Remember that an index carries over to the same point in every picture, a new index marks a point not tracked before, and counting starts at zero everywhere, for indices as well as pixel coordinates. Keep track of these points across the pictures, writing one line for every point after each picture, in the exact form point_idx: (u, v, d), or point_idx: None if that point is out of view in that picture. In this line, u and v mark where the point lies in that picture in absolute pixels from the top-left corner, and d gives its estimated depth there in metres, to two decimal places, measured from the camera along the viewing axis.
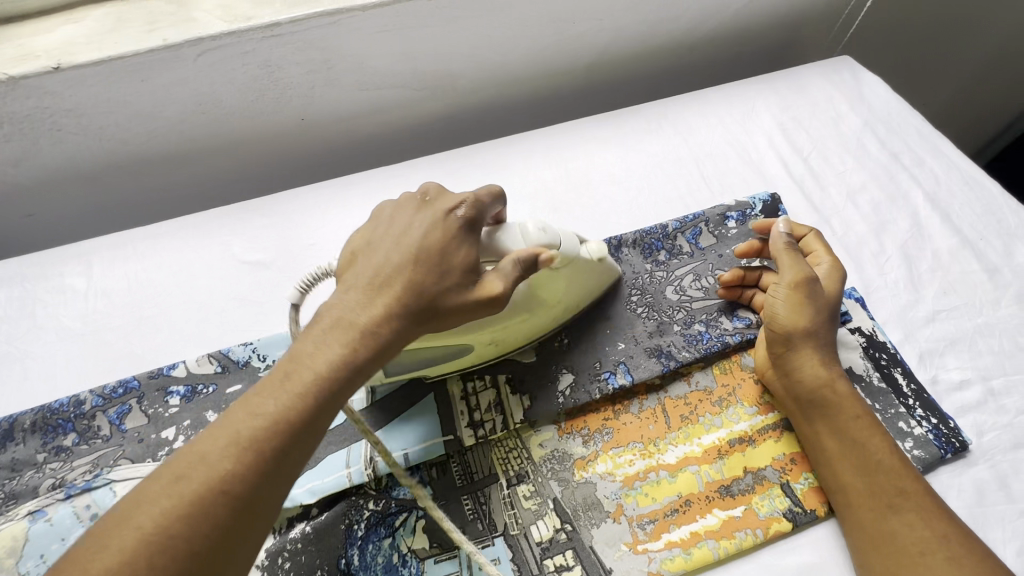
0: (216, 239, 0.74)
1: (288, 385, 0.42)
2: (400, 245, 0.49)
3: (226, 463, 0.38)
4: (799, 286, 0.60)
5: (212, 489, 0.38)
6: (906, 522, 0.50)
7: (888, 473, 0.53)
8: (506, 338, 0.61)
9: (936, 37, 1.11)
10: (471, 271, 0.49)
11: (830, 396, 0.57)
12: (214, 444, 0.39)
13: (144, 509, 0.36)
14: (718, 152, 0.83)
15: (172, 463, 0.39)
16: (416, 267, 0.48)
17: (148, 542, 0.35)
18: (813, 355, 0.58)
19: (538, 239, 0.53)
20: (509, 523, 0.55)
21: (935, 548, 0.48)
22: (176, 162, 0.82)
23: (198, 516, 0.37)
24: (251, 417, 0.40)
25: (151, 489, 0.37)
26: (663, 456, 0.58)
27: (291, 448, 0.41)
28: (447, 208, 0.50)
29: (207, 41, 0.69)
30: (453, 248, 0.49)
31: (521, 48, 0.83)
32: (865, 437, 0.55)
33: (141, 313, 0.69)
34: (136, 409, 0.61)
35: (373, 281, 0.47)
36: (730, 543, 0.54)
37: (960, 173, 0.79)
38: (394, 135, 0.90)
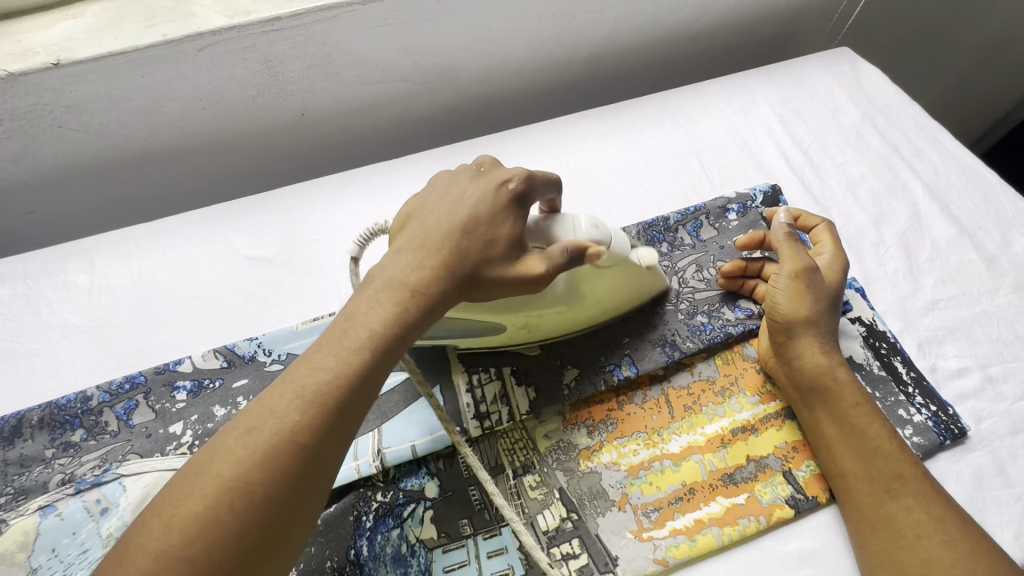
0: (219, 234, 0.74)
1: (348, 339, 0.43)
2: (453, 212, 0.51)
3: (293, 413, 0.40)
4: (799, 275, 0.61)
5: (284, 438, 0.39)
6: (903, 505, 0.51)
7: (886, 458, 0.54)
8: (540, 325, 0.61)
9: (934, 27, 1.12)
10: (517, 245, 0.50)
11: (831, 384, 0.57)
12: (281, 397, 0.41)
13: (222, 459, 0.38)
14: (718, 144, 0.83)
15: (243, 416, 0.40)
16: (463, 236, 0.49)
17: (230, 488, 0.37)
18: (814, 343, 0.59)
19: (589, 235, 0.53)
20: (516, 512, 0.56)
21: (931, 530, 0.49)
22: (177, 158, 0.82)
23: (274, 462, 0.38)
24: (315, 371, 0.42)
25: (226, 440, 0.39)
26: (667, 445, 0.59)
27: (353, 403, 0.42)
28: (498, 181, 0.52)
29: (207, 36, 0.68)
30: (499, 220, 0.51)
31: (521, 41, 0.83)
32: (864, 422, 0.55)
33: (146, 309, 0.69)
34: (143, 404, 0.61)
35: (426, 243, 0.49)
36: (734, 530, 0.55)
37: (958, 163, 0.80)
38: (395, 129, 0.90)
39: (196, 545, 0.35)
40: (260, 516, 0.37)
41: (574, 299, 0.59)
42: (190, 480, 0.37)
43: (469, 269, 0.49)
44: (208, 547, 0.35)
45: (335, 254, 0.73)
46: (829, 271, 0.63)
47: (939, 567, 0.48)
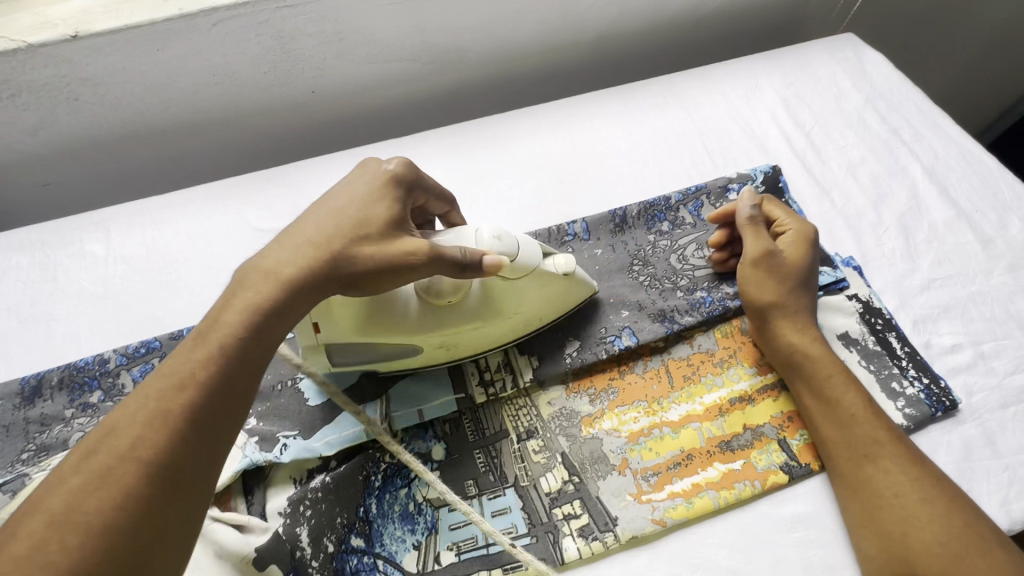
0: (231, 207, 0.76)
1: (199, 345, 0.43)
2: (329, 206, 0.51)
3: (138, 429, 0.38)
4: (758, 262, 0.64)
5: (124, 457, 0.37)
6: (880, 469, 0.54)
7: (861, 424, 0.56)
8: (460, 343, 0.60)
9: (938, 16, 1.12)
10: (391, 230, 0.51)
11: (806, 359, 0.60)
12: (125, 416, 0.38)
13: (53, 493, 0.35)
14: (722, 127, 0.84)
15: (80, 444, 0.38)
16: (336, 223, 0.50)
17: (56, 523, 0.34)
18: (790, 324, 0.61)
19: (491, 246, 0.54)
20: (520, 475, 0.58)
21: (909, 491, 0.52)
22: (189, 133, 0.84)
23: (111, 487, 0.36)
24: (163, 381, 0.40)
25: (62, 472, 0.36)
26: (666, 413, 0.61)
27: (210, 407, 0.40)
28: (372, 172, 0.54)
29: (221, 10, 0.69)
30: (373, 203, 0.51)
31: (529, 22, 0.84)
32: (837, 393, 0.58)
33: (160, 278, 0.71)
34: (159, 367, 0.63)
35: (294, 242, 0.49)
36: (730, 493, 0.56)
37: (957, 148, 0.81)
38: (403, 109, 0.91)
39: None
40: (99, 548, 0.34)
41: (489, 314, 0.58)
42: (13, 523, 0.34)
43: (340, 256, 0.49)
44: None
45: None
46: (793, 251, 0.65)
47: (916, 524, 0.50)
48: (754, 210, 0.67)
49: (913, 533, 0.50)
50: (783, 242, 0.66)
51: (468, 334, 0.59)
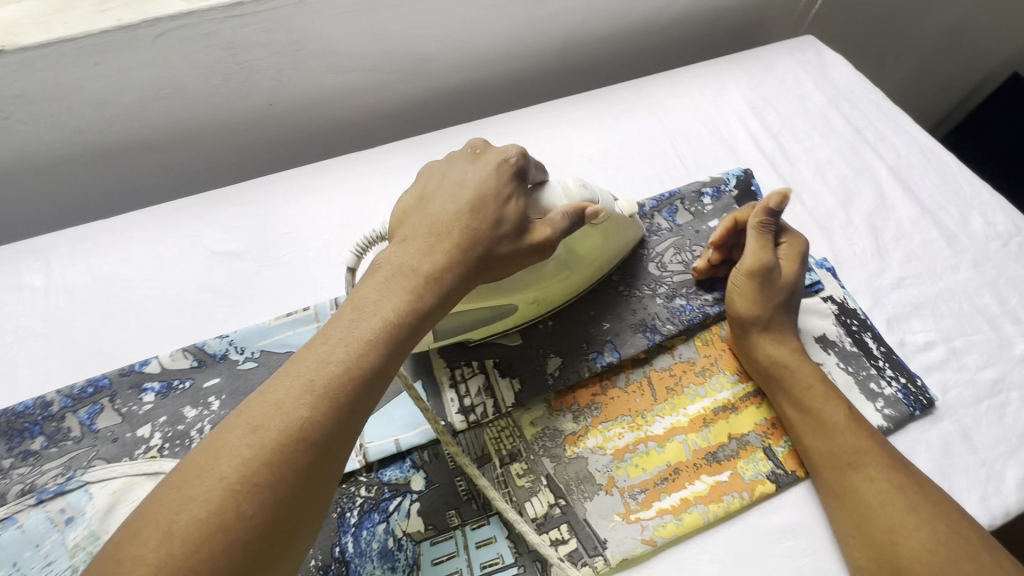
0: (186, 230, 0.71)
1: (353, 334, 0.45)
2: (458, 195, 0.54)
3: (302, 410, 0.40)
4: (755, 273, 0.63)
5: (293, 434, 0.40)
6: (866, 477, 0.53)
7: (843, 434, 0.56)
8: (548, 297, 0.63)
9: (888, 31, 1.23)
10: (524, 221, 0.54)
11: (788, 372, 0.59)
12: (288, 392, 0.41)
13: (226, 456, 0.38)
14: (692, 131, 0.84)
15: (247, 410, 0.41)
16: (472, 216, 0.52)
17: (236, 489, 0.37)
18: (772, 336, 0.61)
19: (580, 194, 0.57)
20: (503, 501, 0.56)
21: (895, 498, 0.52)
22: (139, 152, 0.79)
23: (280, 461, 0.39)
24: (321, 367, 0.43)
25: (231, 437, 0.39)
26: (651, 427, 0.60)
27: (361, 399, 0.43)
28: (499, 165, 0.55)
29: (165, 21, 0.65)
30: (504, 198, 0.54)
31: (494, 29, 0.83)
32: (818, 397, 0.58)
33: (107, 309, 0.66)
34: (109, 407, 0.58)
35: (437, 228, 0.52)
36: (719, 507, 0.55)
37: (919, 147, 0.83)
38: (367, 120, 0.88)
39: (198, 555, 0.34)
40: (268, 519, 0.37)
41: (574, 262, 0.62)
42: (186, 484, 0.37)
43: (483, 249, 0.52)
44: (213, 548, 0.35)
45: (309, 248, 0.71)
46: (786, 265, 0.64)
47: (903, 531, 0.51)
48: (768, 219, 0.64)
49: (903, 540, 0.50)
50: (778, 256, 0.65)
51: (558, 284, 0.62)
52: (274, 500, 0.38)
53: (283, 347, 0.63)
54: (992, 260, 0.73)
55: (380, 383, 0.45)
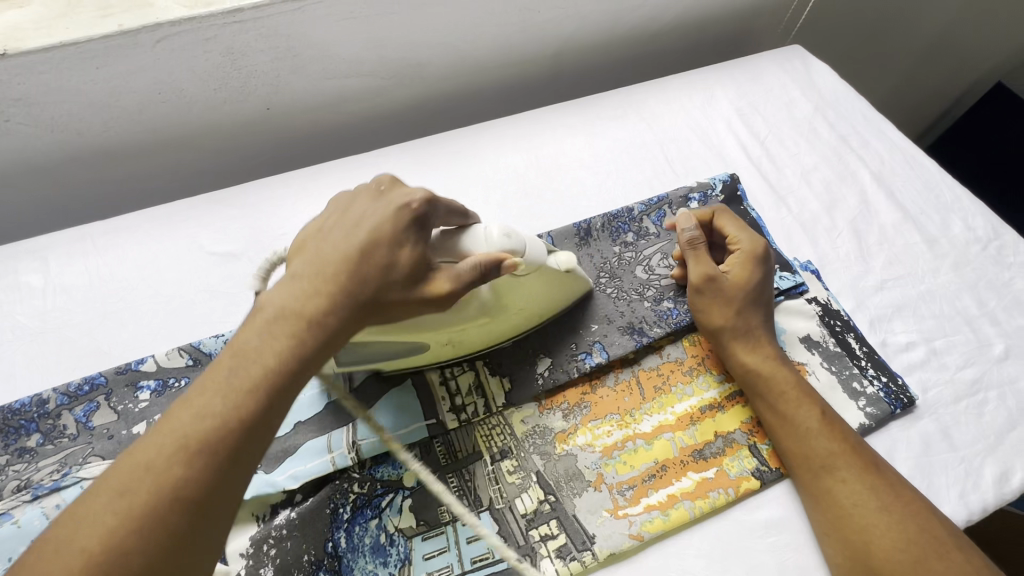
0: (183, 231, 0.72)
1: (234, 382, 0.42)
2: (351, 236, 0.49)
3: (175, 469, 0.39)
4: (703, 287, 0.64)
5: (164, 496, 0.38)
6: (840, 480, 0.54)
7: (817, 439, 0.57)
8: (464, 341, 0.60)
9: (875, 41, 1.26)
10: (418, 270, 0.49)
11: (761, 380, 0.60)
12: (158, 451, 0.40)
13: (90, 524, 0.37)
14: (681, 137, 0.86)
15: (115, 473, 0.39)
16: (359, 266, 0.47)
17: (97, 559, 0.36)
18: (743, 344, 0.62)
19: (501, 245, 0.52)
20: (494, 497, 0.57)
21: (868, 500, 0.53)
22: (136, 154, 0.80)
23: (147, 525, 0.37)
24: (197, 420, 0.41)
25: (97, 502, 0.38)
26: (639, 425, 0.61)
27: (242, 448, 0.41)
28: (399, 207, 0.50)
29: (165, 26, 0.67)
30: (399, 244, 0.49)
31: (488, 37, 0.84)
32: (791, 404, 0.59)
33: (104, 309, 0.66)
34: (105, 405, 0.59)
35: (323, 271, 0.47)
36: (705, 502, 0.57)
37: (901, 154, 0.85)
38: (363, 124, 0.90)
39: None
40: None
41: (495, 311, 0.58)
42: (53, 552, 0.36)
43: (364, 302, 0.47)
44: None
45: None
46: (739, 271, 0.65)
47: (875, 531, 0.51)
48: (695, 232, 0.66)
49: (873, 540, 0.51)
50: (731, 263, 0.66)
51: (472, 331, 0.59)
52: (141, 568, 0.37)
53: None
54: (972, 263, 0.75)
55: (264, 432, 0.43)
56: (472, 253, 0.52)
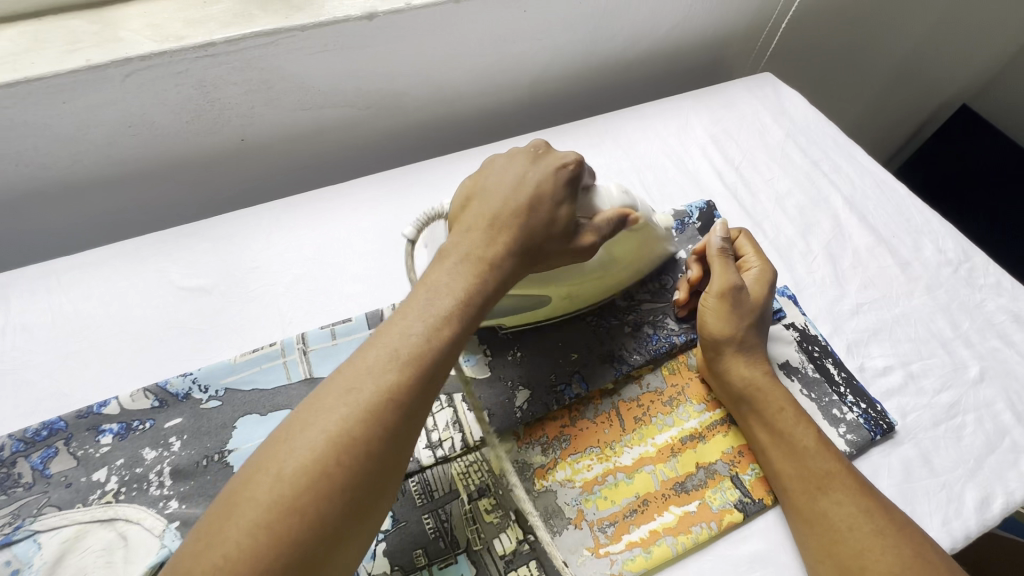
0: (153, 266, 0.71)
1: (432, 308, 0.47)
2: (516, 194, 0.54)
3: (390, 375, 0.43)
4: (726, 294, 0.64)
5: (384, 397, 0.42)
6: (835, 501, 0.54)
7: (813, 457, 0.56)
8: (577, 296, 0.66)
9: (844, 66, 1.30)
10: (572, 226, 0.55)
11: (759, 394, 0.60)
12: (375, 360, 0.44)
13: (324, 415, 0.41)
14: (657, 164, 0.87)
15: (339, 378, 0.43)
16: (529, 216, 0.53)
17: (336, 442, 0.40)
18: (745, 358, 0.62)
19: (621, 200, 0.60)
20: (471, 538, 0.55)
21: (862, 523, 0.52)
22: (107, 186, 0.78)
23: (374, 419, 0.41)
24: (405, 336, 0.45)
25: (327, 398, 0.42)
26: (619, 458, 0.60)
27: (441, 366, 0.45)
28: (561, 167, 0.56)
29: (136, 61, 0.66)
30: (558, 203, 0.55)
31: (465, 67, 0.85)
32: (790, 420, 0.59)
33: (66, 348, 0.64)
34: (64, 451, 0.56)
35: (496, 220, 0.53)
36: (688, 538, 0.55)
37: (872, 178, 0.87)
38: (340, 153, 0.90)
39: (302, 501, 0.38)
40: (362, 473, 0.40)
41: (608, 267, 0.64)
42: (290, 436, 0.40)
43: (531, 249, 0.53)
44: (316, 497, 0.38)
45: (278, 282, 0.71)
46: (756, 287, 0.66)
47: (870, 555, 0.50)
48: (725, 241, 0.68)
49: (867, 565, 0.50)
50: (746, 279, 0.67)
51: (588, 286, 0.65)
52: (362, 465, 0.40)
53: (249, 384, 0.62)
54: (944, 285, 0.76)
55: (455, 354, 0.47)
56: (605, 208, 0.59)
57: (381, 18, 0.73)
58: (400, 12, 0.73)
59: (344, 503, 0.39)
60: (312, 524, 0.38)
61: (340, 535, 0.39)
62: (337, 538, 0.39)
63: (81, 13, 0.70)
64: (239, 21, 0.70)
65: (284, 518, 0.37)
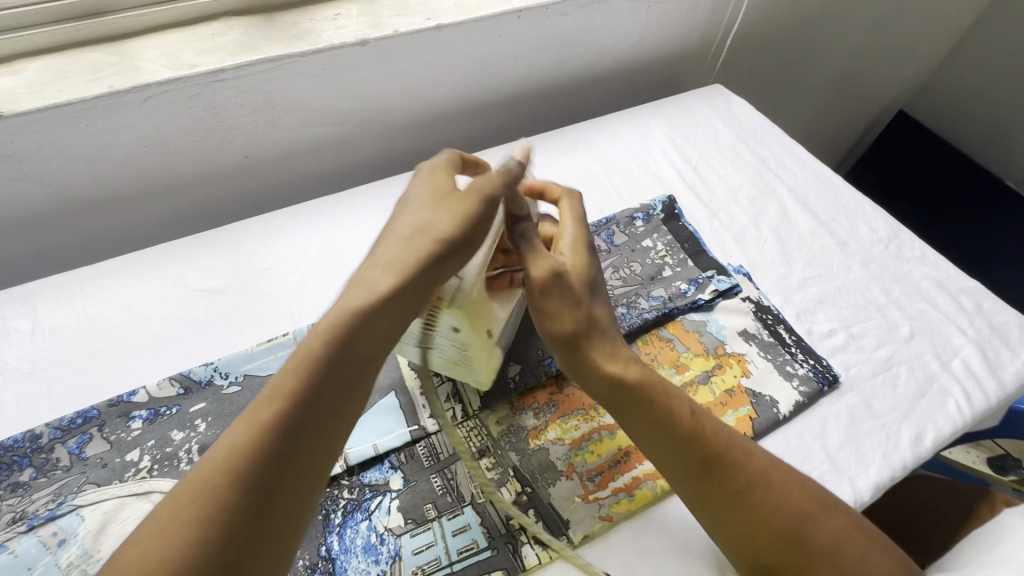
0: (169, 271, 0.77)
1: (353, 294, 0.49)
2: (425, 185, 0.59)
3: (309, 363, 0.46)
4: (549, 283, 0.59)
5: (302, 383, 0.45)
6: (715, 480, 0.55)
7: (693, 443, 0.56)
8: None
9: (789, 78, 1.44)
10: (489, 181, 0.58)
11: (630, 386, 0.58)
12: (300, 351, 0.46)
13: (248, 411, 0.44)
14: (624, 166, 0.97)
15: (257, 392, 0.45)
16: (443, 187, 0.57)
17: (256, 434, 0.42)
18: (602, 345, 0.61)
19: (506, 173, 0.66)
20: (475, 492, 0.62)
21: (749, 495, 0.54)
22: (121, 202, 0.84)
23: (290, 406, 0.44)
24: (329, 322, 0.48)
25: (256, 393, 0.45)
26: (603, 417, 0.68)
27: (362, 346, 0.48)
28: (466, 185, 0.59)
29: (153, 87, 0.74)
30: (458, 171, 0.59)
31: (447, 85, 0.95)
32: (665, 403, 0.58)
33: (92, 346, 0.69)
34: (98, 436, 0.62)
35: (416, 203, 0.57)
36: (665, 481, 0.63)
37: (812, 171, 0.98)
38: (336, 167, 0.98)
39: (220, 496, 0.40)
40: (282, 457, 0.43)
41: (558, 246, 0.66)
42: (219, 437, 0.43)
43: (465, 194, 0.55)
44: (234, 488, 0.40)
45: (286, 280, 0.78)
46: (575, 261, 0.64)
47: (755, 521, 0.54)
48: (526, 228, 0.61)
49: (758, 536, 0.53)
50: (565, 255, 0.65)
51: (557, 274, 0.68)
52: (275, 462, 0.42)
53: (265, 370, 0.68)
54: (877, 259, 0.87)
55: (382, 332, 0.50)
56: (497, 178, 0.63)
57: (373, 44, 0.82)
58: (389, 38, 0.83)
59: (257, 488, 0.41)
60: (227, 519, 0.40)
61: (262, 524, 0.41)
62: (257, 526, 0.41)
63: (99, 47, 0.77)
64: (246, 49, 0.78)
65: (200, 518, 0.39)
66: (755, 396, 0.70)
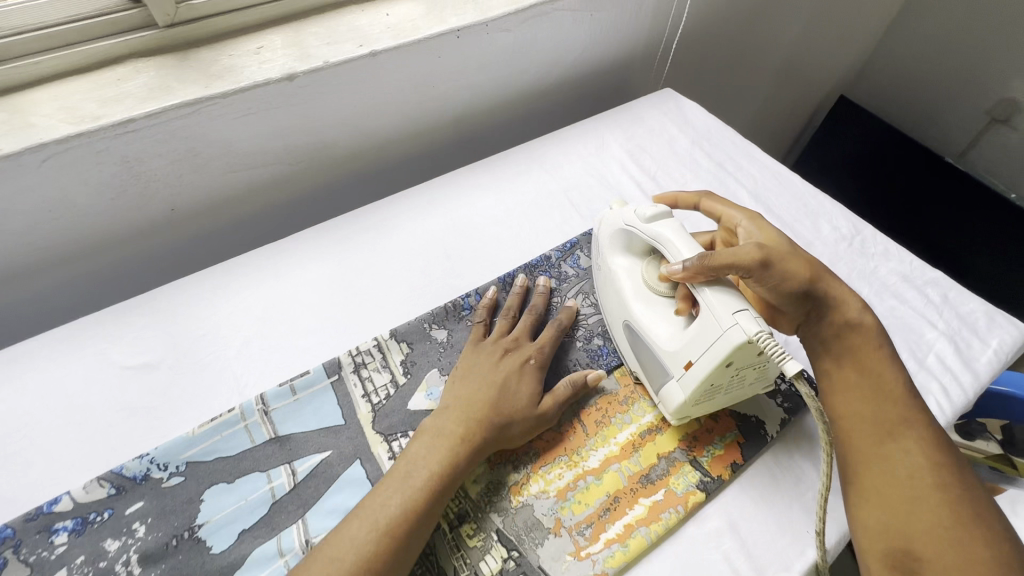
0: (91, 349, 0.68)
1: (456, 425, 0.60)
2: (489, 379, 0.64)
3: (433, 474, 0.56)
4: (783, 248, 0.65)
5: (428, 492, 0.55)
6: (905, 448, 0.57)
7: (892, 408, 0.60)
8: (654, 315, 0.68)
9: (736, 73, 1.44)
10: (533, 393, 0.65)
11: (854, 337, 0.65)
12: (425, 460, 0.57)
13: (382, 507, 0.54)
14: (582, 182, 0.94)
15: (384, 487, 0.56)
16: (499, 394, 0.63)
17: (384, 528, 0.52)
18: (843, 291, 0.66)
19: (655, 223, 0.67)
20: (458, 566, 0.56)
21: (928, 477, 0.55)
22: (30, 274, 0.75)
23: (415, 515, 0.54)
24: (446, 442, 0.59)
25: (390, 485, 0.55)
26: (587, 462, 0.64)
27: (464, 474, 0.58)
28: (525, 353, 0.68)
29: (51, 145, 0.65)
30: (518, 378, 0.65)
31: (388, 113, 0.89)
32: (883, 368, 0.63)
33: (4, 450, 0.60)
34: (14, 560, 0.54)
35: (469, 404, 0.62)
36: (659, 525, 0.59)
37: (770, 172, 0.97)
38: (275, 210, 0.91)
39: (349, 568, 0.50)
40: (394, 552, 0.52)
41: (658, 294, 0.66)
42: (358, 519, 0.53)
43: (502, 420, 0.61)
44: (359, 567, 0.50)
45: (229, 346, 0.70)
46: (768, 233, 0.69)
47: (923, 506, 0.53)
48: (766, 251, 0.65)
49: (920, 514, 0.53)
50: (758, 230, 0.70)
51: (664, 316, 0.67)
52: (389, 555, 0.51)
53: (211, 454, 0.61)
54: (843, 258, 0.86)
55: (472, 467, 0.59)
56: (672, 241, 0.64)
57: (301, 78, 0.76)
58: (318, 70, 0.76)
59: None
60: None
61: None
62: None
63: None
64: (157, 94, 0.70)
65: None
66: (741, 418, 0.68)
